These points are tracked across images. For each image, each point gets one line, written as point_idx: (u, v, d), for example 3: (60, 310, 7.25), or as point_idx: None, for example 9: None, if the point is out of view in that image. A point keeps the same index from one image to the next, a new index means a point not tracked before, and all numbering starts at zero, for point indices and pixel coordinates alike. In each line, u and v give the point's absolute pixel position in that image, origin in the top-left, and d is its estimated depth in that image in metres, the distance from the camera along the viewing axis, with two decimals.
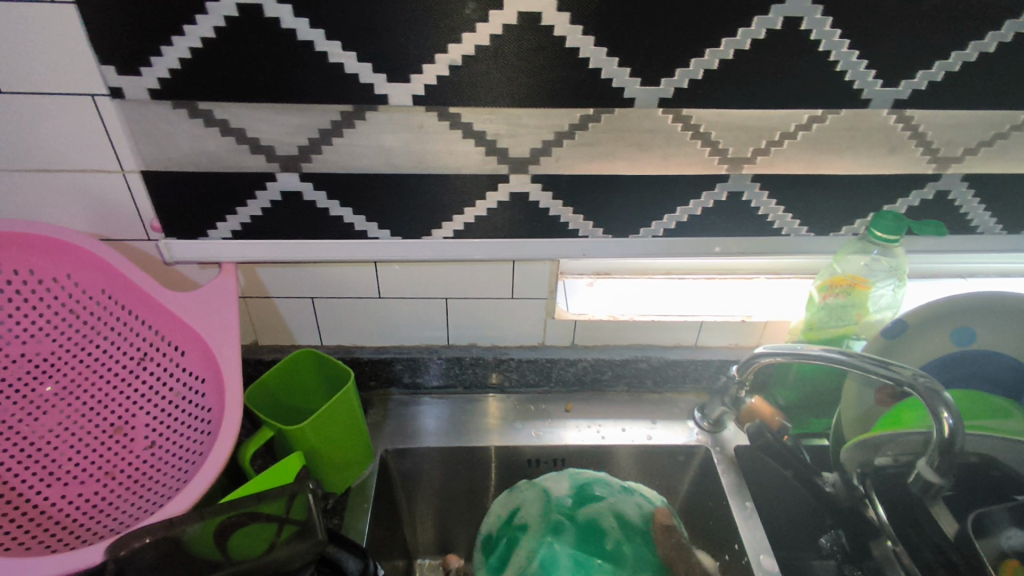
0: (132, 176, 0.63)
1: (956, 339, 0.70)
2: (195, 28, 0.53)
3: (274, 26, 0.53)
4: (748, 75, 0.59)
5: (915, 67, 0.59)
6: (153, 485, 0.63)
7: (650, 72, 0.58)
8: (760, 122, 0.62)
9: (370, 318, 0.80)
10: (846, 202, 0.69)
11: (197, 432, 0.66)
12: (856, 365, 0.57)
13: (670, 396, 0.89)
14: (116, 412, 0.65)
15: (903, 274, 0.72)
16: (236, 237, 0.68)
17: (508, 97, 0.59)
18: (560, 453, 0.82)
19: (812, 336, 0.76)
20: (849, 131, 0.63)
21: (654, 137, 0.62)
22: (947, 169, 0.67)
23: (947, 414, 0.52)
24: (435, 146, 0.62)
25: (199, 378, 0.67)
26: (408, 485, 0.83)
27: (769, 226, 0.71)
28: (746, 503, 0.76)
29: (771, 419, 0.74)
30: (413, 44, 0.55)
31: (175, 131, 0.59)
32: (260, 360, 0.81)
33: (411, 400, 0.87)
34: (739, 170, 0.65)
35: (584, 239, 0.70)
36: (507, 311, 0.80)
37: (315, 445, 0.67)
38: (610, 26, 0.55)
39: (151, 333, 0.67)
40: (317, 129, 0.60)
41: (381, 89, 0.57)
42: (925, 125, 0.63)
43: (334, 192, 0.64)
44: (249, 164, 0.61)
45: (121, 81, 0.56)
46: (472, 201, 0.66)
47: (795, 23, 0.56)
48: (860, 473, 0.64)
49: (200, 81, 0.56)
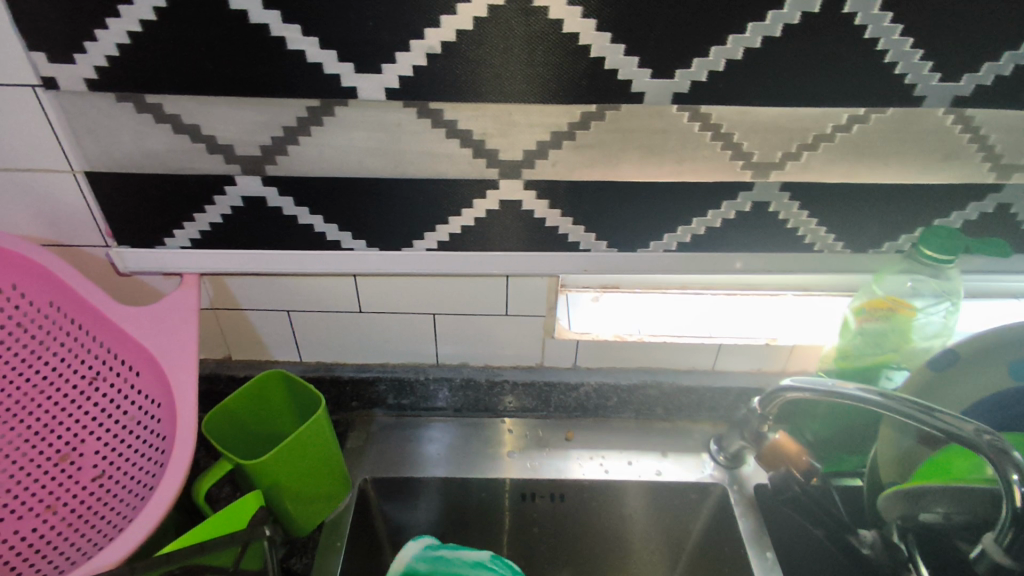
0: (81, 177, 0.57)
1: (1016, 372, 0.60)
2: (132, 9, 0.46)
3: (222, 6, 0.46)
4: (779, 67, 0.50)
5: (979, 58, 0.49)
6: (98, 522, 0.57)
7: (663, 63, 0.49)
8: (792, 121, 0.53)
9: (352, 334, 0.73)
10: (891, 215, 0.60)
11: (150, 463, 0.60)
12: (899, 411, 0.48)
13: (683, 426, 0.80)
14: (63, 437, 0.59)
15: (956, 296, 0.63)
16: (197, 246, 0.61)
17: (496, 92, 0.51)
18: (559, 487, 0.74)
19: (846, 364, 0.67)
20: (896, 133, 0.54)
21: (666, 139, 0.54)
22: (1011, 179, 0.57)
23: (1019, 479, 0.43)
24: (414, 147, 0.54)
25: (154, 402, 0.61)
26: (390, 516, 0.76)
27: (800, 241, 0.62)
28: (767, 554, 0.67)
29: (797, 460, 0.65)
30: (385, 29, 0.47)
31: (121, 127, 0.52)
32: (232, 377, 0.74)
33: (398, 423, 0.80)
34: (766, 177, 0.57)
35: (586, 253, 0.62)
36: (501, 328, 0.72)
37: (280, 479, 0.60)
38: (614, 8, 0.47)
39: (103, 351, 0.61)
40: (280, 127, 0.53)
41: (349, 81, 0.50)
42: (988, 128, 0.54)
43: (303, 199, 0.57)
44: (206, 165, 0.55)
45: (54, 69, 0.49)
46: (457, 209, 0.58)
47: (836, 5, 0.47)
48: (900, 526, 0.57)
49: (143, 70, 0.49)
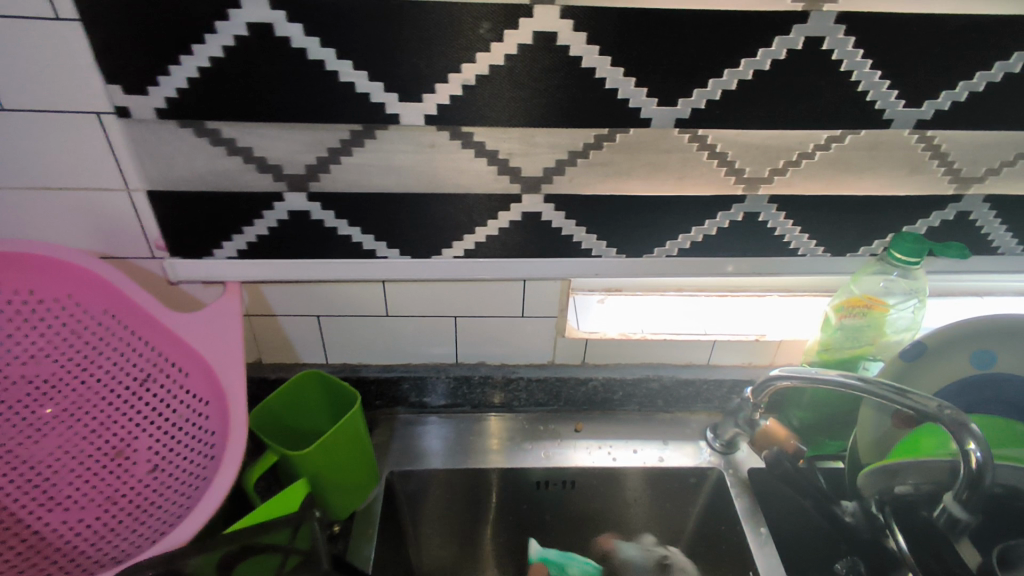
0: (136, 195, 0.62)
1: (976, 361, 0.69)
2: (203, 47, 0.52)
3: (284, 45, 0.52)
4: (768, 96, 0.57)
5: (938, 87, 0.57)
6: (156, 511, 0.62)
7: (668, 93, 0.56)
8: (780, 142, 0.60)
9: (377, 336, 0.78)
10: (866, 222, 0.68)
11: (200, 455, 0.65)
12: (878, 394, 0.55)
13: (681, 416, 0.87)
14: (118, 434, 0.64)
15: (923, 294, 0.70)
16: (242, 256, 0.66)
17: (522, 117, 0.57)
18: (570, 475, 0.81)
19: (828, 357, 0.75)
20: (869, 151, 0.61)
21: (670, 158, 0.61)
22: (969, 190, 0.65)
23: (975, 446, 0.51)
24: (446, 166, 0.60)
25: (203, 400, 0.66)
26: (414, 506, 0.81)
27: (785, 246, 0.69)
28: (761, 528, 0.74)
29: (786, 443, 0.71)
30: (426, 64, 0.54)
31: (181, 150, 0.58)
32: (264, 378, 0.79)
33: (418, 419, 0.86)
34: (756, 191, 0.64)
35: (597, 259, 0.69)
36: (516, 329, 0.78)
37: (320, 469, 0.66)
38: (626, 46, 0.54)
39: (154, 353, 0.66)
40: (326, 148, 0.58)
41: (392, 109, 0.56)
42: (947, 146, 0.62)
43: (343, 213, 0.63)
44: (257, 184, 0.60)
45: (127, 100, 0.54)
46: (482, 221, 0.65)
47: (817, 43, 0.54)
48: (878, 500, 0.63)
49: (207, 100, 0.55)
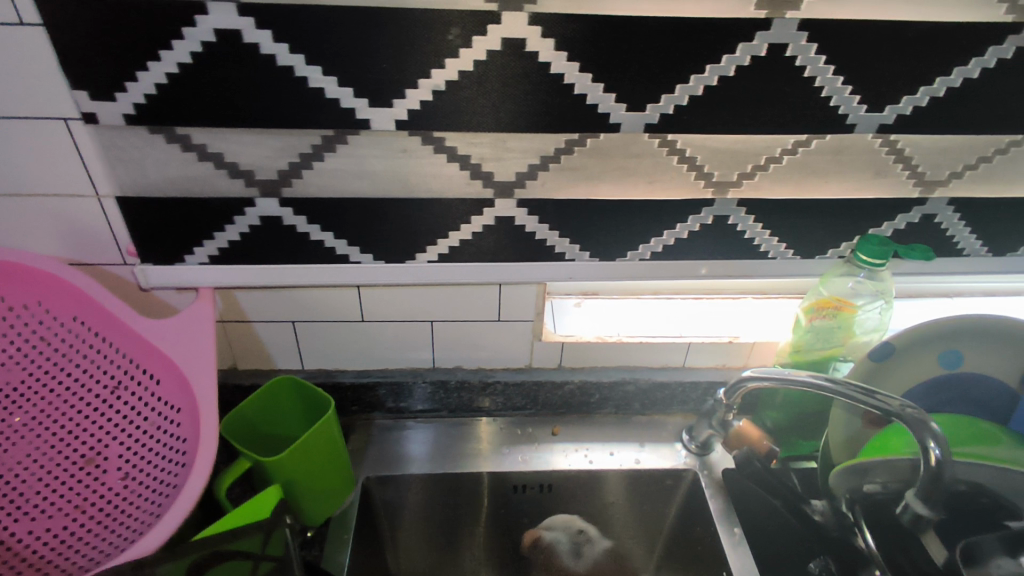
0: (106, 201, 0.61)
1: (944, 361, 0.70)
2: (171, 53, 0.52)
3: (252, 51, 0.52)
4: (734, 101, 0.58)
5: (899, 92, 0.59)
6: (126, 518, 0.62)
7: (637, 98, 0.57)
8: (747, 147, 0.62)
9: (353, 342, 0.78)
10: (833, 225, 0.69)
11: (172, 463, 0.64)
12: (848, 395, 0.56)
13: (658, 418, 0.88)
14: (88, 442, 0.63)
15: (888, 295, 0.72)
16: (214, 262, 0.66)
17: (493, 122, 0.58)
18: (548, 478, 0.81)
19: (799, 359, 0.76)
20: (834, 155, 0.63)
21: (640, 162, 0.62)
22: (932, 194, 0.67)
23: (935, 445, 0.52)
24: (418, 171, 0.60)
25: (174, 407, 0.66)
26: (391, 513, 0.81)
27: (755, 249, 0.71)
28: (734, 529, 0.75)
29: (758, 444, 0.72)
30: (396, 69, 0.54)
31: (151, 156, 0.58)
32: (239, 385, 0.79)
33: (396, 424, 0.85)
34: (725, 195, 0.65)
35: (571, 262, 0.69)
36: (492, 333, 0.78)
37: (294, 475, 0.66)
38: (594, 52, 0.54)
39: (125, 360, 0.65)
40: (297, 153, 0.58)
41: (363, 114, 0.56)
42: (910, 150, 0.63)
43: (315, 218, 0.63)
44: (228, 189, 0.60)
45: (94, 106, 0.54)
46: (455, 225, 0.65)
47: (780, 50, 0.55)
48: (849, 499, 0.63)
49: (176, 106, 0.54)
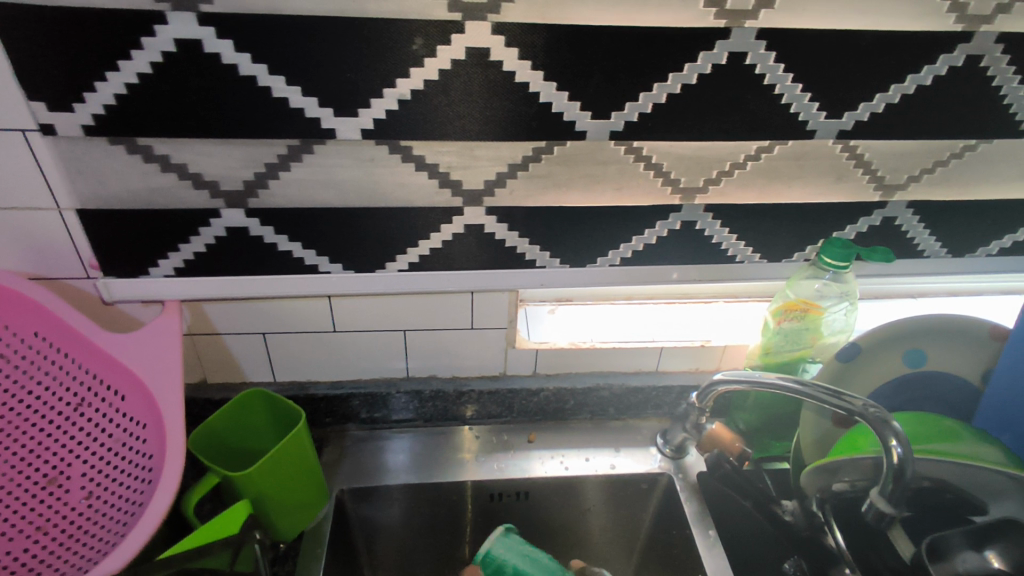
0: (68, 215, 0.60)
1: (908, 361, 0.72)
2: (130, 63, 0.51)
3: (214, 60, 0.52)
4: (697, 108, 0.59)
5: (856, 100, 0.60)
6: (89, 540, 0.60)
7: (601, 106, 0.58)
8: (710, 153, 0.63)
9: (325, 353, 0.77)
10: (797, 228, 0.70)
11: (136, 482, 0.63)
12: (812, 395, 0.56)
13: (633, 423, 0.88)
14: (50, 462, 0.62)
15: (854, 296, 0.73)
16: (180, 274, 0.65)
17: (460, 131, 0.58)
18: (524, 486, 0.81)
19: (770, 360, 0.77)
20: (796, 160, 0.64)
21: (607, 169, 0.62)
22: (892, 197, 0.68)
23: (896, 442, 0.53)
24: (386, 180, 0.60)
25: (140, 423, 0.65)
26: (367, 526, 0.80)
27: (723, 254, 0.72)
28: (709, 532, 0.75)
29: (730, 447, 0.74)
30: (360, 78, 0.54)
31: (112, 167, 0.57)
32: (209, 399, 0.78)
33: (370, 435, 0.85)
34: (691, 201, 0.66)
35: (542, 269, 0.70)
36: (465, 341, 0.78)
37: (264, 489, 0.65)
38: (557, 61, 0.55)
39: (88, 376, 0.64)
40: (262, 163, 0.58)
41: (328, 123, 0.56)
42: (870, 154, 0.64)
43: (282, 228, 0.62)
44: (193, 201, 0.59)
45: (52, 117, 0.53)
46: (425, 234, 0.65)
47: (740, 58, 0.57)
48: (817, 498, 0.65)
49: (138, 116, 0.54)
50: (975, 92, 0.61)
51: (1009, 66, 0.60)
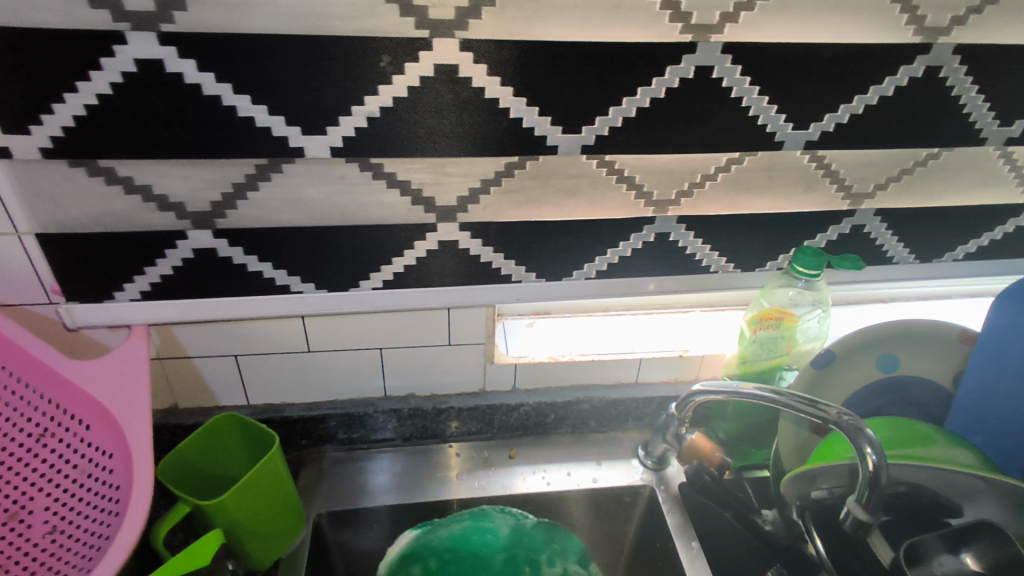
0: (27, 239, 0.58)
1: (881, 365, 0.73)
2: (89, 84, 0.50)
3: (176, 80, 0.51)
4: (666, 121, 0.60)
5: (822, 110, 0.61)
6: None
7: (571, 120, 0.58)
8: (682, 166, 0.63)
9: (300, 373, 0.76)
10: (768, 238, 0.71)
11: (104, 513, 0.61)
12: (787, 404, 0.57)
13: (615, 435, 0.88)
14: (11, 497, 0.59)
15: (826, 303, 0.75)
16: (147, 298, 0.64)
17: (431, 148, 0.58)
18: (506, 502, 0.80)
19: (748, 369, 0.77)
20: (766, 172, 0.65)
21: (579, 183, 0.62)
22: (860, 205, 0.70)
23: (871, 450, 0.53)
24: (358, 198, 0.60)
25: (106, 453, 0.63)
26: (345, 550, 0.79)
27: (698, 264, 0.72)
28: (692, 543, 0.75)
29: (711, 457, 0.74)
30: (327, 96, 0.53)
31: (73, 190, 0.55)
32: (180, 425, 0.76)
33: (349, 456, 0.83)
34: (664, 213, 0.66)
35: (518, 284, 0.69)
36: (443, 358, 0.77)
37: (239, 516, 0.63)
38: (526, 77, 0.55)
39: (50, 406, 0.62)
40: (230, 183, 0.57)
41: (296, 142, 0.55)
42: (837, 164, 0.66)
43: (251, 249, 0.61)
44: (158, 223, 0.58)
45: (8, 140, 0.52)
46: (398, 251, 0.64)
47: (706, 72, 0.57)
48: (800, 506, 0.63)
49: (98, 138, 0.53)
50: (935, 101, 0.62)
51: (967, 76, 0.61)
